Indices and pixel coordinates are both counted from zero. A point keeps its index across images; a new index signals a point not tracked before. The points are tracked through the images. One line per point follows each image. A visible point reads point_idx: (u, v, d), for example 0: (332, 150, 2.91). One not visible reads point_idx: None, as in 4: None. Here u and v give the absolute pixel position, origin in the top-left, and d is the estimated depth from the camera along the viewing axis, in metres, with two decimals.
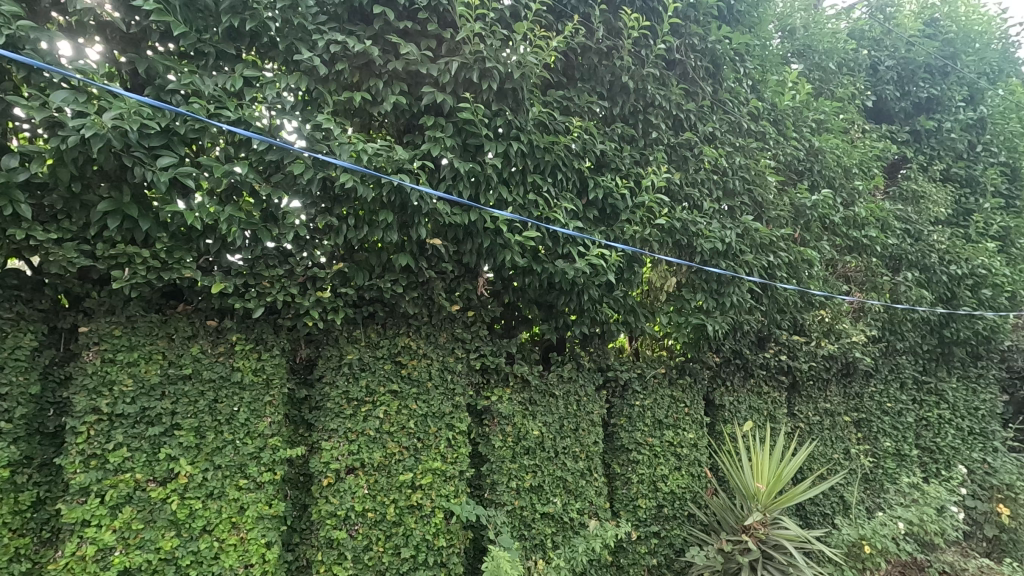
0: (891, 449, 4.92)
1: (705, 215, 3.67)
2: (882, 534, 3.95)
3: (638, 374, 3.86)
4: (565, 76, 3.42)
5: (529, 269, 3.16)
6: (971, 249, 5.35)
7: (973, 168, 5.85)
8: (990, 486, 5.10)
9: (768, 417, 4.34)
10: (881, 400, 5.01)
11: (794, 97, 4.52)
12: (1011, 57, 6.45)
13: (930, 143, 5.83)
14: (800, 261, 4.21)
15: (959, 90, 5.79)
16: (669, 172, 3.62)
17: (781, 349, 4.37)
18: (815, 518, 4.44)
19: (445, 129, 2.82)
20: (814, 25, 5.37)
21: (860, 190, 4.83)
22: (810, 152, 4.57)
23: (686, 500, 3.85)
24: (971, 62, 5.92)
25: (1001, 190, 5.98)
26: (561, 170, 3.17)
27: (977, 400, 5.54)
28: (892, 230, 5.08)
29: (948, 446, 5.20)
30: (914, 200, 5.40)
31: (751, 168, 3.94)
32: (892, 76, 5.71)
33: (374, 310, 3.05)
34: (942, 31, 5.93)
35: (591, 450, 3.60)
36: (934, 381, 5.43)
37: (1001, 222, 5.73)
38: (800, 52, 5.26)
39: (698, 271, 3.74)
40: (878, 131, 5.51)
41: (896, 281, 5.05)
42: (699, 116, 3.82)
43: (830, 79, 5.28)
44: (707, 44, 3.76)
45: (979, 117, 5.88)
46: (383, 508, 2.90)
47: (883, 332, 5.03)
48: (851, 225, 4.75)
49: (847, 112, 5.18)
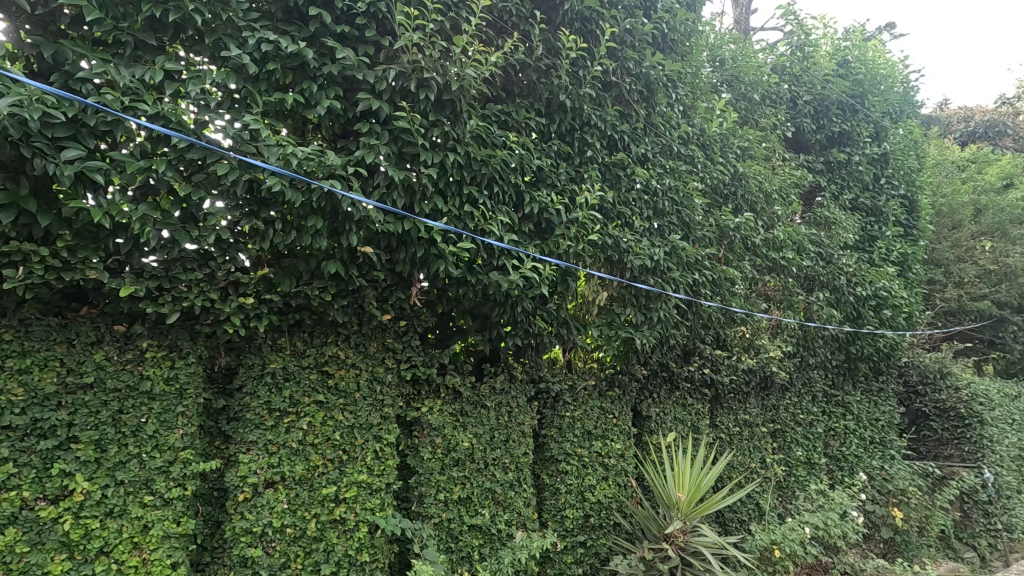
0: (802, 458, 5.25)
1: (636, 232, 3.82)
2: (791, 539, 4.20)
3: (570, 386, 3.92)
4: (504, 91, 3.48)
5: (463, 280, 3.16)
6: (874, 273, 5.82)
7: (878, 199, 6.38)
8: (888, 492, 5.53)
9: (691, 427, 4.54)
10: (795, 412, 5.34)
11: (721, 124, 4.78)
12: (911, 100, 7.11)
13: (841, 173, 6.28)
14: (723, 279, 4.44)
15: (866, 127, 6.33)
16: (603, 190, 3.74)
17: (704, 362, 4.58)
18: (733, 525, 4.64)
19: (380, 136, 2.80)
20: (742, 57, 5.71)
21: (779, 215, 5.15)
22: (735, 177, 4.85)
23: (612, 509, 3.95)
24: (877, 102, 6.49)
25: (901, 220, 6.56)
26: (497, 183, 3.21)
27: (877, 412, 6.03)
28: (807, 253, 5.43)
29: (852, 454, 5.61)
30: (827, 226, 5.82)
31: (680, 190, 4.12)
32: (810, 110, 6.15)
33: (301, 317, 2.95)
34: (852, 73, 6.47)
35: (521, 461, 3.63)
36: (842, 395, 5.83)
37: (900, 249, 6.28)
38: (728, 82, 5.58)
39: (628, 286, 3.88)
40: (796, 160, 5.91)
41: (809, 301, 5.41)
42: (632, 138, 3.97)
43: (754, 109, 5.63)
44: (642, 69, 3.92)
45: (883, 152, 6.44)
46: (303, 523, 2.80)
47: (798, 347, 5.38)
48: (771, 247, 5.05)
49: (769, 141, 5.52)
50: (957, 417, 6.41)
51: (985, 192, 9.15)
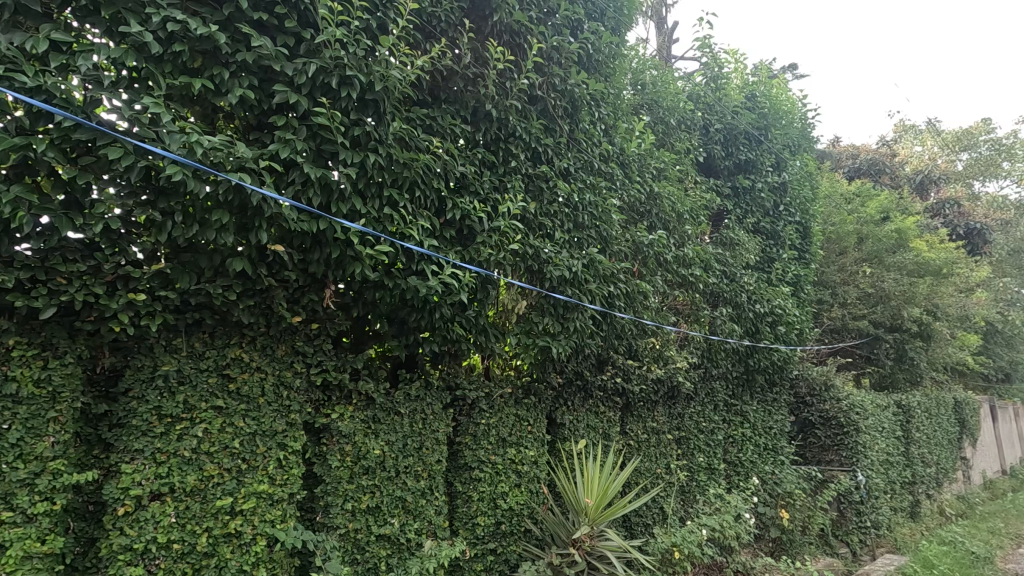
0: (703, 463, 5.56)
1: (556, 244, 3.92)
2: (689, 540, 4.44)
3: (486, 393, 3.93)
4: (430, 96, 3.47)
5: (381, 284, 3.09)
6: (771, 292, 6.33)
7: (777, 224, 6.93)
8: (777, 494, 5.98)
9: (602, 434, 4.70)
10: (699, 419, 5.66)
11: (639, 145, 5.02)
12: (808, 136, 7.81)
13: (746, 199, 6.77)
14: (636, 292, 4.64)
15: (768, 157, 6.89)
16: (526, 201, 3.81)
17: (617, 372, 4.76)
18: (638, 528, 4.83)
19: (297, 132, 2.70)
20: (662, 83, 6.03)
21: (689, 234, 5.48)
22: (651, 196, 5.10)
23: (523, 516, 4.00)
24: (779, 135, 7.08)
25: (796, 244, 7.16)
26: (419, 187, 3.17)
27: (770, 420, 6.52)
28: (713, 271, 5.80)
29: (747, 460, 6.03)
30: (732, 246, 6.25)
31: (599, 205, 4.27)
32: (720, 137, 6.62)
33: (200, 317, 2.76)
34: (758, 106, 7.03)
35: (433, 469, 3.58)
36: (740, 404, 6.25)
37: (794, 271, 6.86)
38: (648, 105, 5.88)
39: (546, 296, 3.96)
40: (706, 183, 6.32)
41: (713, 315, 5.78)
42: (556, 152, 4.08)
43: (670, 133, 5.99)
44: (567, 86, 4.06)
45: (782, 181, 7.02)
46: (193, 538, 2.60)
47: (702, 359, 5.72)
48: (681, 264, 5.35)
49: (683, 164, 5.87)
50: (837, 425, 7.07)
51: (866, 223, 10.21)
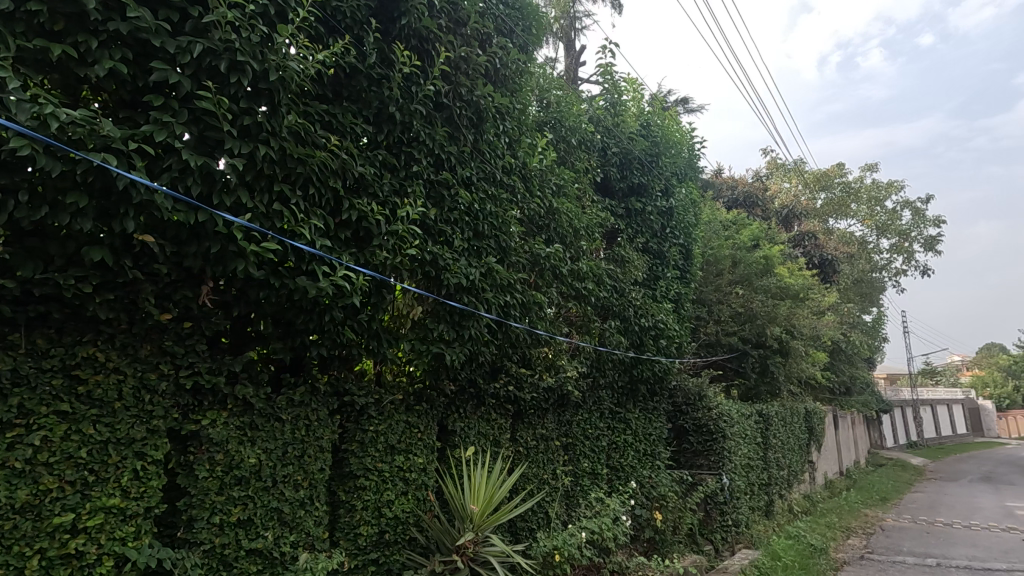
0: (588, 468, 5.81)
1: (454, 252, 3.95)
2: (569, 543, 4.62)
3: (376, 399, 3.83)
4: (331, 92, 3.38)
5: (265, 282, 2.93)
6: (654, 307, 6.81)
7: (664, 245, 7.45)
8: (653, 497, 6.39)
9: (492, 441, 4.77)
10: (586, 427, 5.92)
11: (541, 161, 5.19)
12: (694, 166, 8.51)
13: (637, 220, 7.24)
14: (532, 303, 4.76)
15: (658, 182, 7.42)
16: (426, 207, 3.81)
17: (509, 380, 4.87)
18: (523, 533, 4.93)
19: (177, 114, 2.50)
20: (565, 104, 6.30)
21: (584, 249, 5.73)
22: (550, 211, 5.29)
23: (408, 524, 3.93)
24: (669, 163, 7.65)
25: (679, 264, 7.75)
26: (314, 185, 3.04)
27: (650, 427, 6.97)
28: (605, 286, 6.10)
29: (627, 464, 6.38)
30: (623, 263, 6.64)
31: (499, 216, 4.36)
32: (617, 160, 7.07)
33: (47, 309, 2.46)
34: (651, 135, 7.56)
35: (315, 478, 3.43)
36: (624, 412, 6.62)
37: (675, 289, 7.43)
38: (551, 123, 6.11)
39: (442, 302, 3.97)
40: (602, 202, 6.68)
41: (603, 327, 6.10)
42: (459, 160, 4.11)
43: (571, 152, 6.29)
44: (472, 97, 4.13)
45: (669, 206, 7.59)
46: (21, 562, 2.28)
47: (591, 369, 6.00)
48: (575, 277, 5.58)
49: (581, 182, 6.17)
50: (707, 432, 7.71)
51: (740, 249, 11.31)
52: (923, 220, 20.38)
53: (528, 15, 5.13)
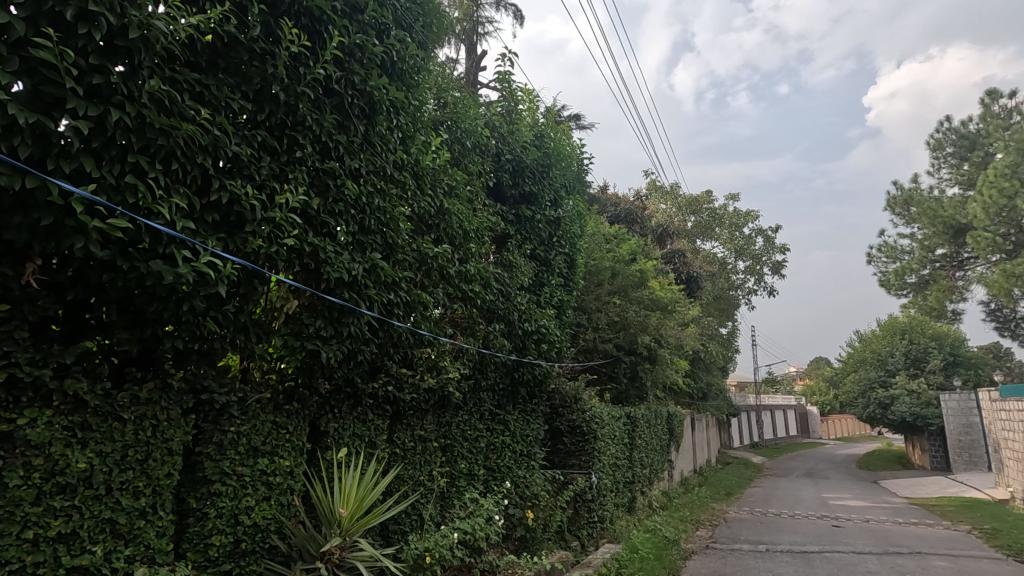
0: (464, 469, 5.82)
1: (337, 245, 3.79)
2: (441, 544, 4.60)
3: (239, 398, 3.55)
4: (205, 61, 3.09)
5: (110, 263, 2.60)
6: (538, 313, 7.02)
7: (550, 253, 7.72)
8: (526, 497, 6.57)
9: (368, 442, 4.62)
10: (465, 428, 5.94)
11: (434, 160, 5.15)
12: (582, 179, 8.93)
13: (526, 227, 7.44)
14: (417, 302, 4.70)
15: (548, 192, 7.69)
16: (308, 196, 3.60)
17: (389, 380, 4.75)
18: (395, 536, 4.82)
19: (5, 61, 2.14)
20: (462, 106, 6.33)
21: (473, 251, 5.76)
22: (440, 211, 5.26)
23: (269, 533, 3.66)
24: (559, 175, 7.95)
25: (563, 272, 8.07)
26: (179, 160, 2.75)
27: (528, 429, 7.15)
28: (491, 289, 6.18)
29: (504, 465, 6.48)
30: (510, 268, 6.79)
31: (388, 212, 4.24)
32: (510, 167, 7.23)
33: None
34: (544, 146, 7.82)
35: (161, 485, 3.08)
36: (504, 414, 6.73)
37: (558, 295, 7.72)
38: (447, 124, 6.10)
39: (320, 298, 3.79)
40: (493, 207, 6.78)
41: (487, 330, 6.18)
42: (348, 150, 3.94)
43: (465, 154, 6.32)
44: (365, 87, 4.01)
45: (557, 216, 7.88)
46: None
47: (473, 371, 6.06)
48: (463, 279, 5.59)
49: (474, 185, 6.21)
50: (580, 433, 8.09)
51: (619, 261, 12.06)
52: (772, 247, 23.15)
53: (429, 12, 5.09)
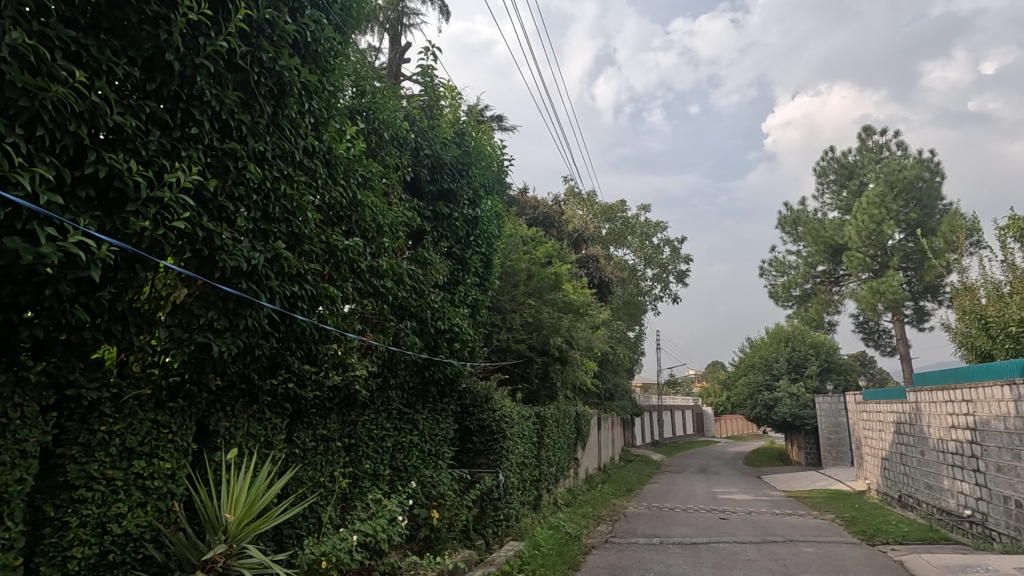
0: (369, 469, 5.64)
1: (235, 232, 3.54)
2: (339, 548, 4.43)
3: (113, 394, 3.21)
4: (85, 18, 2.80)
5: None
6: (452, 311, 6.97)
7: (466, 251, 7.68)
8: (432, 497, 6.47)
9: (264, 443, 4.34)
10: (371, 427, 5.77)
11: (348, 149, 4.96)
12: (502, 180, 8.98)
13: (443, 224, 7.38)
14: (323, 296, 4.50)
15: (466, 191, 7.66)
16: (203, 176, 3.34)
17: (290, 376, 4.51)
18: (290, 541, 4.58)
19: None
20: (380, 96, 6.16)
21: (387, 246, 5.61)
22: (352, 202, 5.07)
23: (143, 542, 3.33)
24: (479, 175, 7.95)
25: (479, 272, 8.07)
26: (46, 125, 2.46)
27: (438, 428, 7.05)
28: (404, 286, 6.05)
29: (411, 465, 6.34)
30: (424, 265, 6.69)
31: (294, 200, 4.03)
32: (428, 163, 7.13)
33: None
34: (464, 145, 7.79)
35: (10, 491, 2.71)
36: (412, 413, 6.59)
37: (473, 295, 7.70)
38: (363, 114, 5.92)
39: (213, 287, 3.52)
40: (410, 202, 6.65)
41: (397, 327, 6.05)
42: (252, 131, 3.69)
43: (382, 147, 6.16)
44: (275, 66, 3.79)
45: (475, 215, 7.85)
46: None
47: (382, 369, 5.92)
48: (374, 274, 5.42)
49: (390, 178, 6.05)
50: (489, 433, 8.12)
51: (535, 264, 12.27)
52: (678, 257, 24.56)
53: None
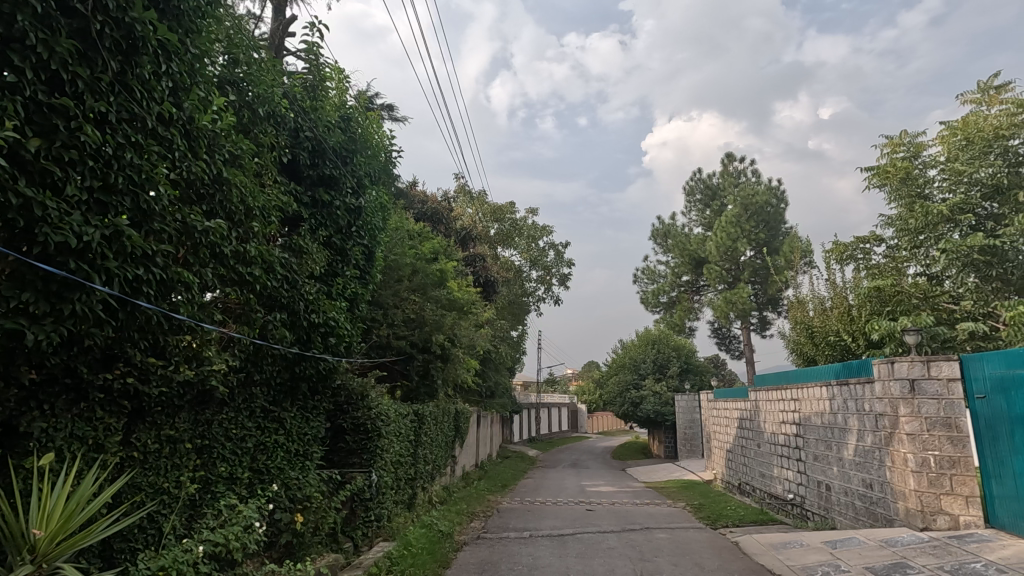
0: (225, 473, 5.15)
1: (63, 202, 3.07)
2: (180, 561, 3.98)
3: None
4: None
5: None
6: (328, 304, 6.61)
7: (347, 242, 7.31)
8: (297, 500, 6.05)
9: (93, 447, 3.75)
10: (228, 427, 5.28)
11: (214, 121, 4.52)
12: (389, 171, 8.70)
13: (322, 212, 7.01)
14: (176, 281, 4.03)
15: (350, 179, 7.31)
16: (22, 133, 2.86)
17: (129, 371, 3.99)
18: (121, 556, 4.05)
19: None
20: (256, 68, 5.68)
21: (256, 231, 5.16)
22: (216, 180, 4.62)
23: None
24: (365, 163, 7.65)
25: (360, 265, 7.71)
26: None
27: (307, 427, 6.64)
28: (276, 274, 5.63)
29: (274, 466, 5.89)
30: (298, 254, 6.29)
31: (144, 171, 3.57)
32: (308, 146, 6.77)
33: None
34: (349, 130, 7.46)
35: None
36: (279, 411, 6.15)
37: (353, 288, 7.36)
38: (235, 86, 5.46)
39: (31, 264, 3.01)
40: (285, 186, 6.20)
41: (265, 319, 5.62)
42: (90, 88, 3.22)
43: (255, 123, 5.68)
44: (124, 17, 3.41)
45: (359, 205, 7.48)
46: None
47: (244, 363, 5.49)
48: (240, 260, 4.96)
49: (262, 157, 5.58)
50: (363, 431, 7.84)
51: (420, 259, 12.05)
52: (561, 261, 25.55)
53: None
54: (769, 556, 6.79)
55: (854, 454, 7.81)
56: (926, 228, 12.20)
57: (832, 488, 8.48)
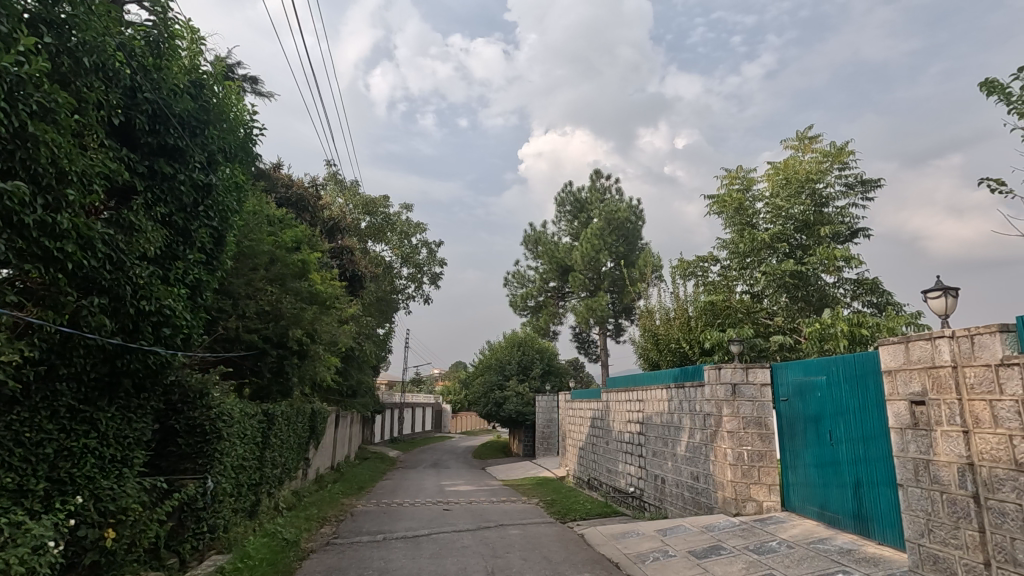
0: (11, 485, 4.33)
1: None
2: None
3: None
4: None
5: None
6: (164, 290, 5.81)
7: (191, 222, 6.53)
8: (109, 514, 5.18)
9: None
10: (17, 430, 4.45)
11: (18, 63, 3.76)
12: (246, 149, 7.98)
13: (161, 185, 6.16)
14: None
15: (198, 152, 6.55)
16: None
17: None
18: None
19: None
20: (84, 10, 4.88)
21: (72, 200, 4.35)
22: (18, 134, 3.87)
23: None
24: (217, 137, 6.92)
25: (206, 248, 6.93)
26: None
27: (128, 430, 5.74)
28: (95, 252, 4.80)
29: (82, 476, 5.04)
30: (127, 230, 5.49)
31: None
32: (147, 109, 5.88)
33: None
34: (201, 99, 6.70)
35: None
36: (92, 411, 5.25)
37: (195, 274, 6.59)
38: (51, 26, 4.60)
39: None
40: (115, 151, 5.38)
41: (77, 304, 4.77)
42: None
43: (78, 75, 4.84)
44: None
45: (208, 182, 6.74)
46: None
47: (46, 354, 4.68)
48: (45, 232, 4.17)
49: (84, 116, 4.78)
50: (199, 433, 7.02)
51: (279, 247, 11.17)
52: (434, 259, 25.38)
53: None
54: (609, 546, 7.31)
55: (686, 450, 8.70)
56: (751, 252, 14.11)
57: (666, 481, 9.39)
